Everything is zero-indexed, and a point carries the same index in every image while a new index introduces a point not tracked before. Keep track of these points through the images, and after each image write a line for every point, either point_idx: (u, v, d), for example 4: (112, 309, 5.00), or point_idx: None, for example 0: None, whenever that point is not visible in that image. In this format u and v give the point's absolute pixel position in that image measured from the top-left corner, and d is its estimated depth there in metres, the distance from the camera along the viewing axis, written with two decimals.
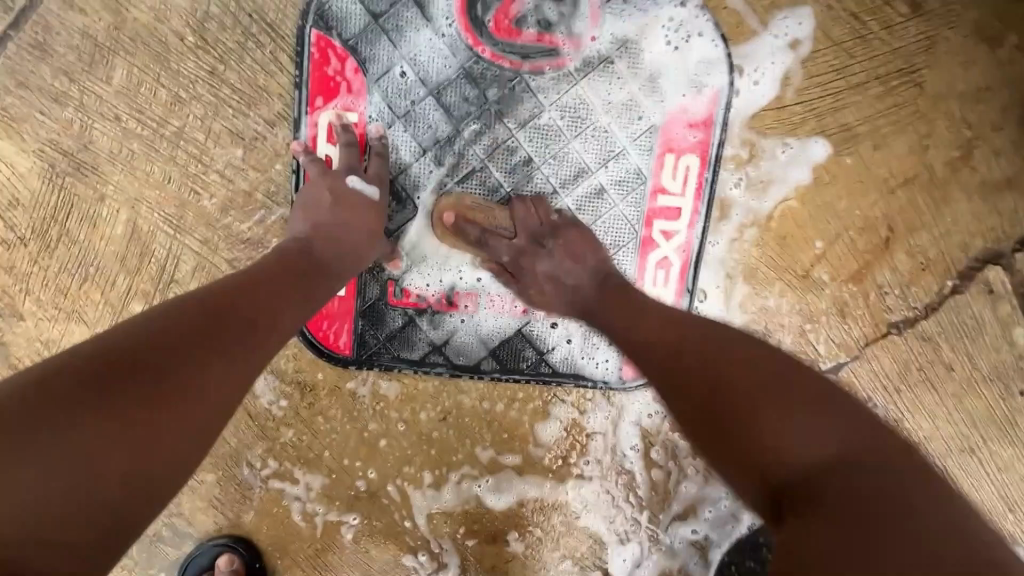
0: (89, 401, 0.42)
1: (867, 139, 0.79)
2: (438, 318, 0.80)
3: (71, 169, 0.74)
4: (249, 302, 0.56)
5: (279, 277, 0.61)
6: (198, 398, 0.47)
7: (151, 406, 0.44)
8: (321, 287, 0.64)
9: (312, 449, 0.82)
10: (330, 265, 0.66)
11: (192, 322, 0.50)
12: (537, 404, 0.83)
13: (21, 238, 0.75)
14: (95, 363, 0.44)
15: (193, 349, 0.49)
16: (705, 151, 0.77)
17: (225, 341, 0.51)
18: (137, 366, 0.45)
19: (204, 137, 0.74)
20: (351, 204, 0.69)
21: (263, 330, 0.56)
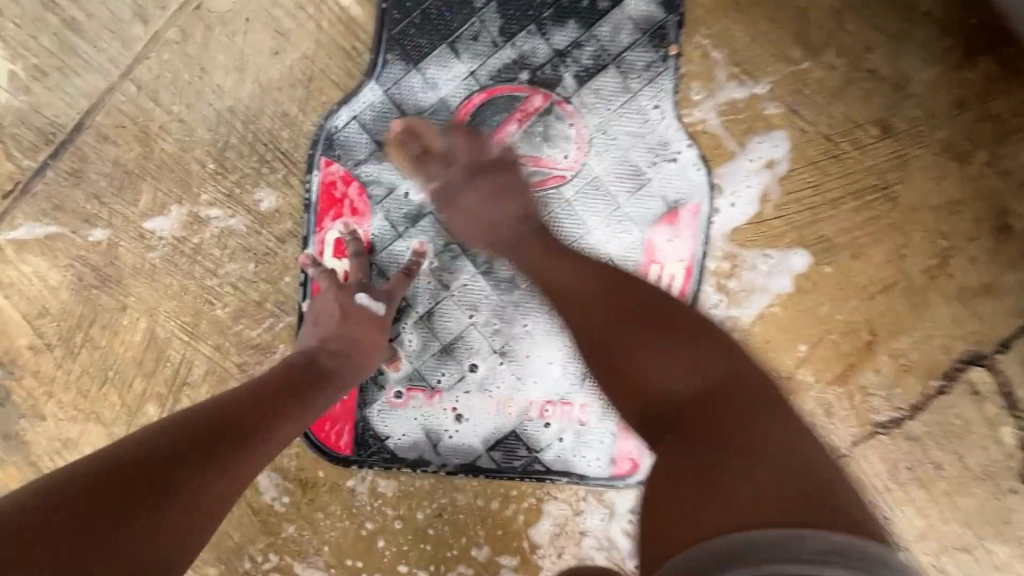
0: (81, 522, 0.45)
1: (845, 249, 0.83)
2: (435, 419, 0.83)
3: (98, 282, 0.80)
4: (248, 410, 0.59)
5: (276, 382, 0.63)
6: (185, 510, 0.49)
7: (141, 522, 0.46)
8: (321, 396, 0.65)
9: (311, 544, 0.85)
10: (330, 373, 0.67)
11: (189, 432, 0.54)
12: (530, 502, 0.85)
13: (48, 344, 0.80)
14: (94, 479, 0.48)
15: (185, 462, 0.51)
16: (689, 261, 0.81)
17: (219, 452, 0.54)
18: (132, 481, 0.48)
19: (220, 253, 0.80)
20: (358, 319, 0.72)
21: (261, 438, 0.57)
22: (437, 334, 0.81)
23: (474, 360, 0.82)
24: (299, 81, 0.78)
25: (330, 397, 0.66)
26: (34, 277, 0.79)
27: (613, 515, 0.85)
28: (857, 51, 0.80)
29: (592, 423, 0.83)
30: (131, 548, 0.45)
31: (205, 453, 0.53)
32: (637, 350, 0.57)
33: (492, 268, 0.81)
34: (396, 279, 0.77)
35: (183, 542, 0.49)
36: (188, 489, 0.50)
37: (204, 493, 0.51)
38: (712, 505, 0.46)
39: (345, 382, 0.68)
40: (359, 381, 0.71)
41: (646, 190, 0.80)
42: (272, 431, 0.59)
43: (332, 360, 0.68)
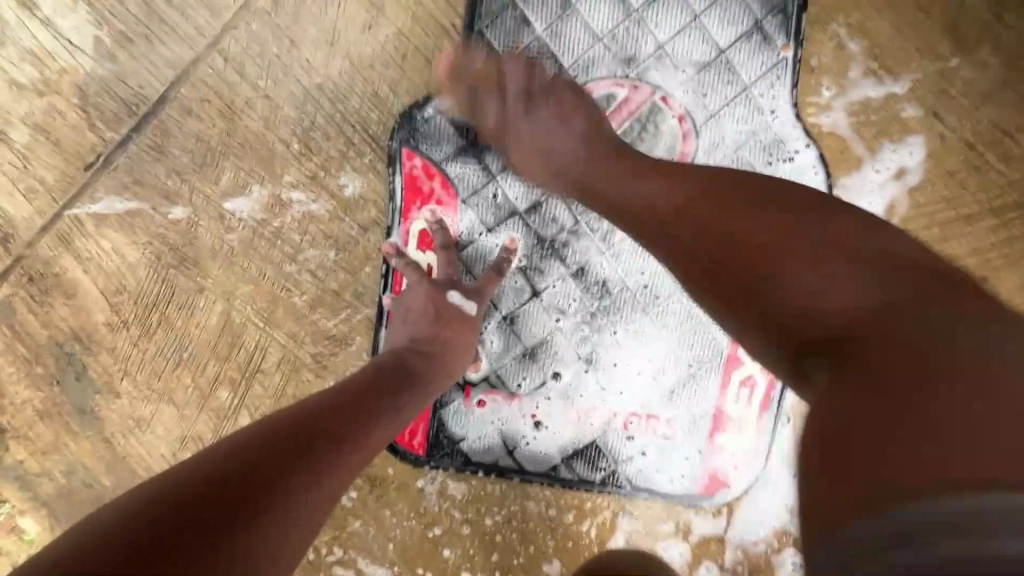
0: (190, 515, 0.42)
1: (977, 272, 0.75)
2: (513, 425, 0.80)
3: (176, 261, 0.77)
4: (335, 419, 0.54)
5: (364, 386, 0.59)
6: (284, 516, 0.46)
7: (234, 537, 0.42)
8: (408, 404, 0.60)
9: (376, 540, 0.83)
10: (416, 379, 0.62)
11: (276, 440, 0.50)
12: (604, 517, 0.83)
13: (124, 322, 0.79)
14: (197, 478, 0.45)
15: (274, 476, 0.47)
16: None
17: (309, 461, 0.49)
18: (219, 492, 0.44)
19: (300, 238, 0.76)
20: (448, 321, 0.68)
21: (352, 448, 0.53)
22: (520, 337, 0.77)
23: (558, 368, 0.78)
24: (392, 59, 0.73)
25: (418, 401, 0.62)
26: (113, 253, 0.78)
27: (695, 544, 0.83)
28: (1015, 48, 0.71)
29: (677, 439, 0.80)
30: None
31: (296, 464, 0.48)
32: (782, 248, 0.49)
33: (582, 269, 0.76)
34: (486, 278, 0.72)
35: (274, 565, 0.44)
36: (278, 505, 0.46)
37: (294, 508, 0.47)
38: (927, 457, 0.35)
39: (430, 388, 0.63)
40: (443, 390, 0.66)
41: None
42: (361, 440, 0.54)
43: (418, 362, 0.64)
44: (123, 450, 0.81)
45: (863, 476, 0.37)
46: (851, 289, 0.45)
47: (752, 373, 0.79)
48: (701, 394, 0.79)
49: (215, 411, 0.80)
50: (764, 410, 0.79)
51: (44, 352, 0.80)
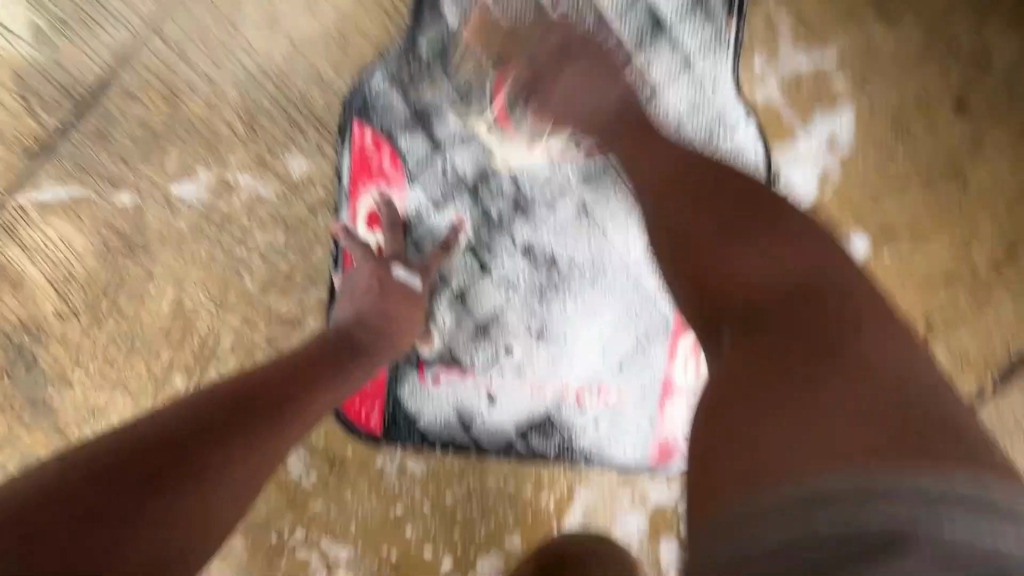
0: (124, 473, 0.43)
1: (907, 237, 0.78)
2: (468, 400, 0.81)
3: (123, 248, 0.77)
4: (279, 386, 0.55)
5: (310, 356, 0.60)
6: (223, 474, 0.46)
7: (169, 492, 0.43)
8: (354, 373, 0.62)
9: (338, 521, 0.84)
10: (363, 350, 0.64)
11: (218, 403, 0.50)
12: (562, 490, 0.85)
13: (74, 311, 0.78)
14: (133, 438, 0.46)
15: (214, 435, 0.48)
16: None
17: (250, 422, 0.50)
18: (155, 451, 0.45)
19: (249, 221, 0.76)
20: (394, 293, 0.69)
21: (293, 415, 0.54)
22: (471, 313, 0.79)
23: (509, 342, 0.79)
24: (334, 40, 0.73)
25: (364, 372, 0.63)
26: (59, 242, 0.77)
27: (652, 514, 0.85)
28: (935, 20, 0.74)
29: (629, 409, 0.82)
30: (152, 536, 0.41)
31: (233, 429, 0.49)
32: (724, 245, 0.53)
33: (530, 244, 0.77)
34: (434, 254, 0.73)
35: (213, 521, 0.45)
36: (217, 464, 0.46)
37: (234, 467, 0.47)
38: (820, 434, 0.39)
39: (376, 361, 0.65)
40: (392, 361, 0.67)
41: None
42: (303, 407, 0.55)
43: (366, 334, 0.65)
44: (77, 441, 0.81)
45: (755, 464, 0.40)
46: (786, 299, 0.48)
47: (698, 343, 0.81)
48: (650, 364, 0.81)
49: (170, 398, 0.80)
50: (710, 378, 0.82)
51: None
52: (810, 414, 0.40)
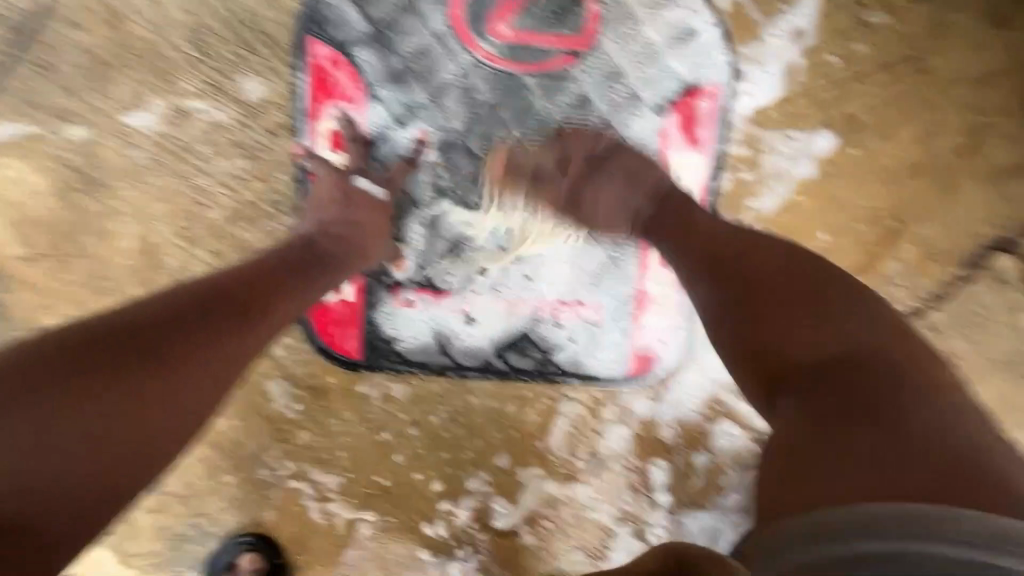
0: (89, 362, 0.45)
1: (874, 130, 0.78)
2: (445, 321, 0.81)
3: (82, 185, 0.75)
4: (243, 289, 0.56)
5: (274, 264, 0.60)
6: (183, 369, 0.49)
7: (130, 382, 0.46)
8: (317, 283, 0.62)
9: (326, 450, 0.85)
10: (327, 260, 0.64)
11: (181, 303, 0.52)
12: (545, 405, 0.86)
13: (38, 254, 0.77)
14: (99, 330, 0.47)
15: (175, 334, 0.49)
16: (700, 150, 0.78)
17: (212, 323, 0.52)
18: (117, 344, 0.47)
19: (209, 150, 0.75)
20: (358, 204, 0.68)
21: (255, 319, 0.55)
22: (441, 234, 0.79)
23: (482, 261, 0.80)
24: None
25: (328, 283, 0.64)
26: (13, 182, 0.75)
27: (638, 429, 0.87)
28: None
29: (606, 323, 0.82)
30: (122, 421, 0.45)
31: (191, 329, 0.50)
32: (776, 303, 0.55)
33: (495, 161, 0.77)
34: (399, 169, 0.73)
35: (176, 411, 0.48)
36: (177, 359, 0.48)
37: (194, 363, 0.49)
38: (882, 481, 0.43)
39: (342, 272, 0.65)
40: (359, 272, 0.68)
41: (662, 72, 0.76)
42: (266, 313, 0.56)
43: (333, 242, 0.65)
44: None
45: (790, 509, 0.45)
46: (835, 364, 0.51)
47: None
48: (624, 275, 0.81)
49: None
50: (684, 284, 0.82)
51: None
52: (868, 469, 0.44)
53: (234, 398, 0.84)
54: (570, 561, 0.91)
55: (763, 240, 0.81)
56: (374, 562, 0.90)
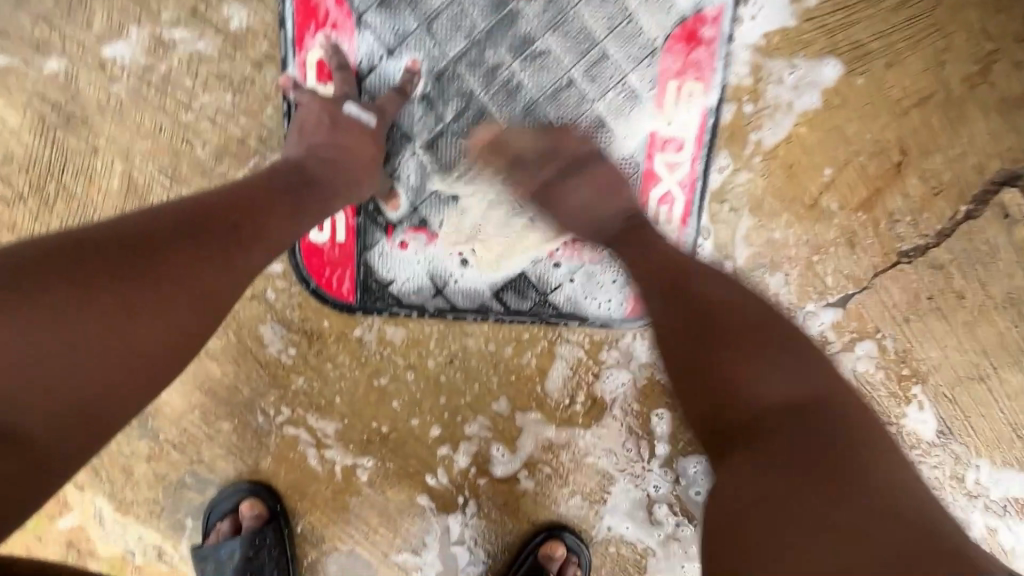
0: (74, 271, 0.44)
1: (879, 57, 0.76)
2: (440, 261, 0.81)
3: (61, 122, 0.73)
4: (232, 211, 0.54)
5: (265, 188, 0.58)
6: (171, 285, 0.47)
7: (116, 294, 0.44)
8: (310, 207, 0.60)
9: (323, 396, 0.85)
10: (319, 185, 0.62)
11: (169, 221, 0.50)
12: (543, 347, 0.85)
13: (19, 195, 0.75)
14: (85, 242, 0.46)
15: (163, 250, 0.48)
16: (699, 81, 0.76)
17: (201, 240, 0.50)
18: (103, 256, 0.46)
19: (191, 82, 0.72)
20: (348, 130, 0.66)
21: (240, 243, 0.53)
22: (436, 170, 0.78)
23: (478, 198, 0.79)
24: None
25: (318, 210, 0.61)
26: None
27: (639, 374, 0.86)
28: None
29: (603, 263, 0.82)
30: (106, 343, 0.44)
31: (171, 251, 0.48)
32: (738, 360, 0.55)
33: (490, 94, 0.76)
34: (388, 98, 0.70)
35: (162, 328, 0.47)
36: (164, 274, 0.47)
37: (183, 279, 0.48)
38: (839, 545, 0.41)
39: (331, 199, 0.63)
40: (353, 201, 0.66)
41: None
42: (255, 235, 0.54)
43: (321, 164, 0.63)
44: None
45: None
46: (811, 420, 0.51)
47: (670, 188, 0.80)
48: None
49: None
50: (685, 221, 0.81)
51: None
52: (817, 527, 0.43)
53: (228, 344, 0.82)
54: (568, 505, 0.91)
55: (763, 174, 0.80)
56: (373, 508, 0.90)
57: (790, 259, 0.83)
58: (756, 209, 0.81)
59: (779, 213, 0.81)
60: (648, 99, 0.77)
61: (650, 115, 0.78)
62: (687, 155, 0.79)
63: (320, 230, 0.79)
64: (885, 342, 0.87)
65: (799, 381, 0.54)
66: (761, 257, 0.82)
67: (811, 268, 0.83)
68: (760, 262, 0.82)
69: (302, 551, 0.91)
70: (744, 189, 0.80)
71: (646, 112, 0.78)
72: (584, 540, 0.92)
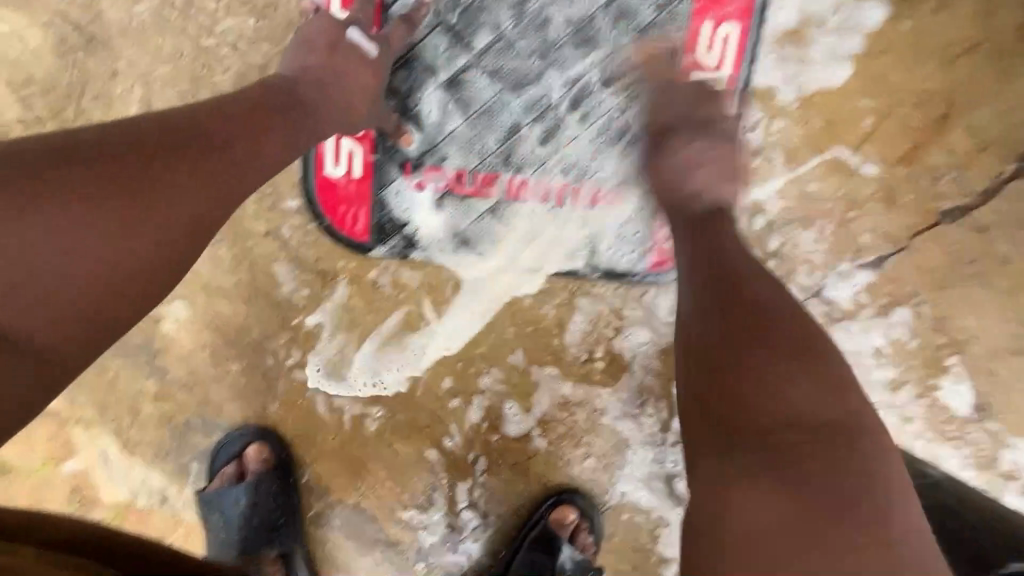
0: (79, 173, 0.47)
1: (926, 2, 0.73)
2: (459, 202, 0.79)
3: (83, 44, 0.72)
4: (229, 127, 0.56)
5: (262, 105, 0.60)
6: (167, 195, 0.50)
7: (115, 201, 0.47)
8: (305, 129, 0.61)
9: (334, 340, 0.83)
10: (314, 108, 0.62)
11: (169, 131, 0.52)
12: (562, 300, 0.82)
13: (37, 117, 0.74)
14: (93, 146, 0.49)
15: (162, 160, 0.50)
16: (734, 77, 0.76)
17: (197, 153, 0.52)
18: (107, 161, 0.48)
19: (215, 6, 0.71)
20: (344, 54, 0.66)
21: (233, 159, 0.54)
22: (457, 105, 0.76)
23: (499, 138, 0.77)
24: None
25: (310, 133, 0.62)
26: (13, 38, 0.72)
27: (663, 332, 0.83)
28: None
29: (626, 212, 0.79)
30: (92, 267, 0.47)
31: (144, 176, 0.49)
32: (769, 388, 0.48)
33: (517, 28, 0.74)
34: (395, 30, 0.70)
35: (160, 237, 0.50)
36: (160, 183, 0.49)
37: (177, 190, 0.50)
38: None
39: (320, 124, 0.63)
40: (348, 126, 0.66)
41: None
42: (251, 151, 0.56)
43: (311, 84, 0.63)
44: None
45: None
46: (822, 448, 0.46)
47: None
48: None
49: None
50: None
51: None
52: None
53: (240, 282, 0.81)
54: (581, 468, 0.88)
55: (800, 123, 0.76)
56: (380, 462, 0.88)
57: (823, 214, 0.79)
58: (790, 159, 0.78)
59: (812, 164, 0.78)
60: (681, 41, 0.75)
61: (682, 57, 0.75)
62: None
63: (336, 165, 0.77)
64: (921, 308, 0.83)
65: (820, 402, 0.47)
66: (791, 210, 0.79)
67: (845, 225, 0.80)
68: (790, 216, 0.80)
69: (307, 502, 0.89)
70: (778, 138, 0.77)
71: (678, 54, 0.75)
72: (597, 505, 0.89)
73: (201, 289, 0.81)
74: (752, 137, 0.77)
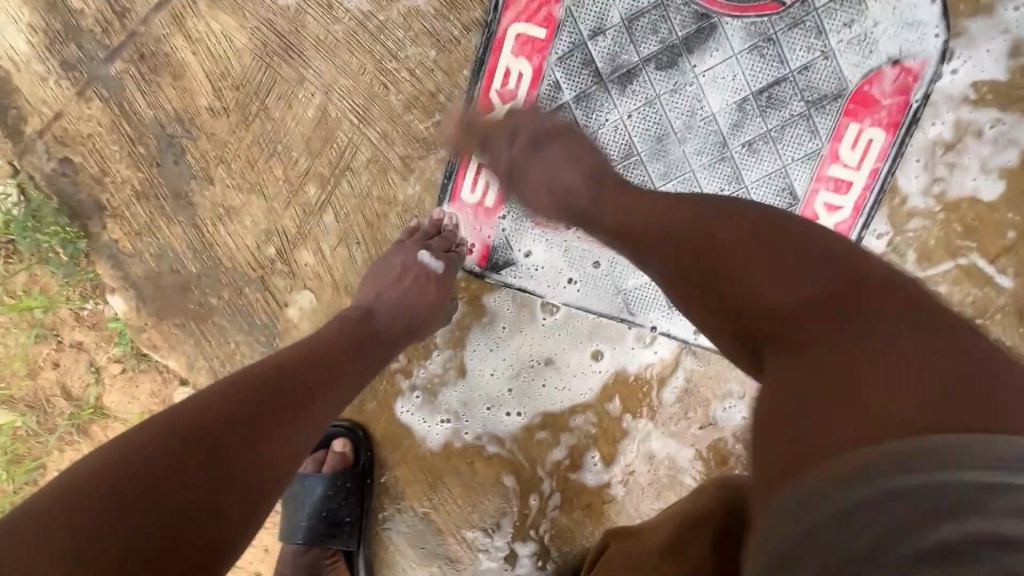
0: (216, 426, 0.52)
1: None
2: (577, 250, 0.82)
3: (281, 50, 0.80)
4: (302, 367, 0.62)
5: (329, 353, 0.66)
6: (285, 422, 0.56)
7: (253, 424, 0.54)
8: (372, 353, 0.70)
9: (440, 353, 0.86)
10: (380, 331, 0.72)
11: (247, 391, 0.56)
12: (665, 356, 0.84)
13: (225, 107, 0.82)
14: (185, 417, 0.52)
15: (261, 402, 0.56)
16: (862, 156, 0.76)
17: (287, 393, 0.58)
18: (218, 423, 0.52)
19: (403, 35, 0.79)
20: (413, 276, 0.77)
21: (313, 387, 0.61)
22: None
23: None
24: None
25: (377, 344, 0.71)
26: (221, 36, 0.80)
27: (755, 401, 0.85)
28: None
29: None
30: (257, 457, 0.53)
31: (259, 422, 0.55)
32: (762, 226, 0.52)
33: (667, 99, 0.77)
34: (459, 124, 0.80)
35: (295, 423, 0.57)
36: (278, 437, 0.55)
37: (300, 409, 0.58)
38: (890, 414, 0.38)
39: (378, 355, 0.71)
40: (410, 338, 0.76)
41: (864, 36, 0.74)
42: (333, 390, 0.63)
43: (413, 286, 0.76)
44: (211, 236, 0.85)
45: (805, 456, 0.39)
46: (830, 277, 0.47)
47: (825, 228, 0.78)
48: None
49: (302, 205, 0.83)
50: None
51: (147, 132, 0.83)
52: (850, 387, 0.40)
53: None
54: None
55: (940, 224, 0.77)
56: (456, 479, 0.89)
57: None
58: (924, 259, 0.78)
59: (944, 267, 0.77)
60: (825, 136, 0.76)
61: (825, 151, 0.77)
62: (851, 199, 0.77)
63: (472, 191, 0.82)
64: None
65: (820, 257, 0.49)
66: None
67: None
68: None
69: (377, 505, 0.91)
70: (915, 236, 0.77)
71: (821, 148, 0.77)
72: None
73: (329, 285, 0.86)
74: (877, 243, 0.78)
